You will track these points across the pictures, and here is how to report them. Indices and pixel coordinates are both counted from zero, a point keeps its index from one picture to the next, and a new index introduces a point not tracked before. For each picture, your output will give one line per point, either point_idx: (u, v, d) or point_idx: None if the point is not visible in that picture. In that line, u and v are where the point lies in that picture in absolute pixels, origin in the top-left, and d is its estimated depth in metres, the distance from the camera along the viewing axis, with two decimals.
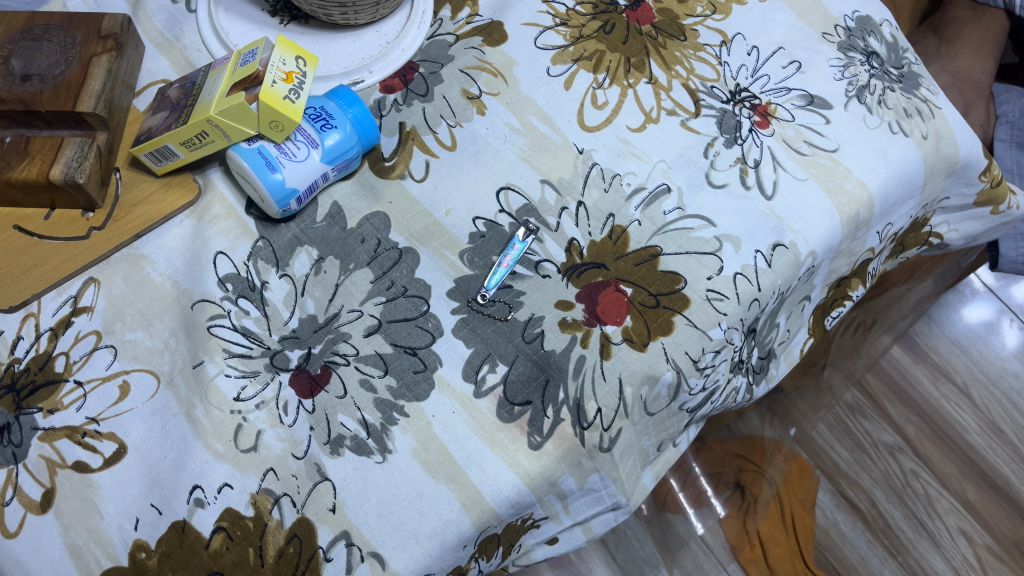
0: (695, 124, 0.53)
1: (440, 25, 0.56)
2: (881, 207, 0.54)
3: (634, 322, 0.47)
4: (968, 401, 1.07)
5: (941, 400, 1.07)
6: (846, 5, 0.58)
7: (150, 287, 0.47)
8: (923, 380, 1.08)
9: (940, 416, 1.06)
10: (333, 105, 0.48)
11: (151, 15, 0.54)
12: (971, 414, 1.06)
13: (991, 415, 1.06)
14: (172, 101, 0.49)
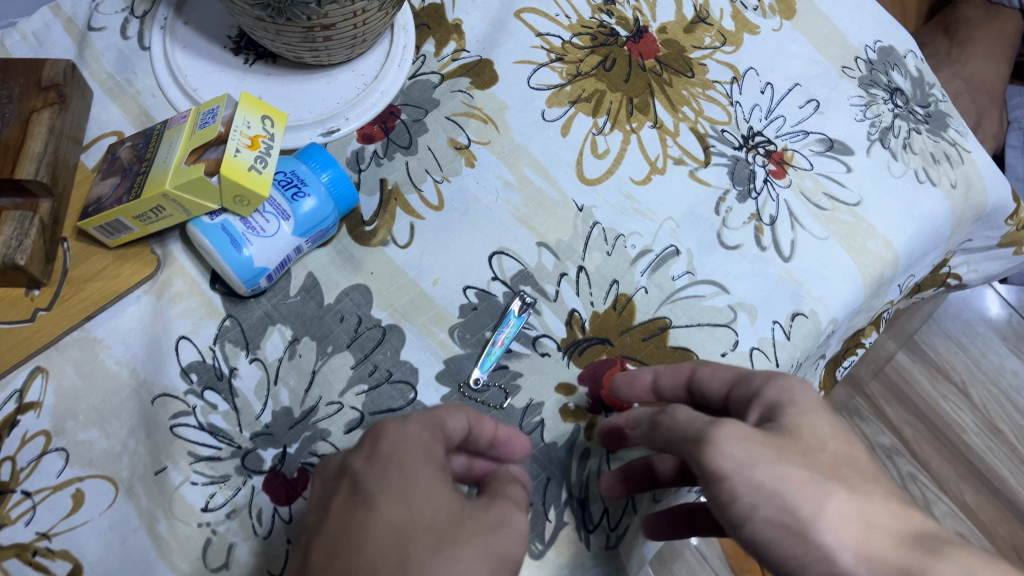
0: (705, 175, 0.48)
1: (423, 62, 0.50)
2: (906, 264, 0.49)
3: None
4: (967, 402, 0.99)
5: (940, 401, 0.99)
6: (868, 35, 0.54)
7: (105, 377, 0.42)
8: (923, 380, 1.00)
9: (938, 416, 0.98)
10: (305, 168, 0.43)
11: (100, 54, 0.49)
12: (970, 414, 0.99)
13: (990, 414, 0.99)
14: (123, 164, 0.43)
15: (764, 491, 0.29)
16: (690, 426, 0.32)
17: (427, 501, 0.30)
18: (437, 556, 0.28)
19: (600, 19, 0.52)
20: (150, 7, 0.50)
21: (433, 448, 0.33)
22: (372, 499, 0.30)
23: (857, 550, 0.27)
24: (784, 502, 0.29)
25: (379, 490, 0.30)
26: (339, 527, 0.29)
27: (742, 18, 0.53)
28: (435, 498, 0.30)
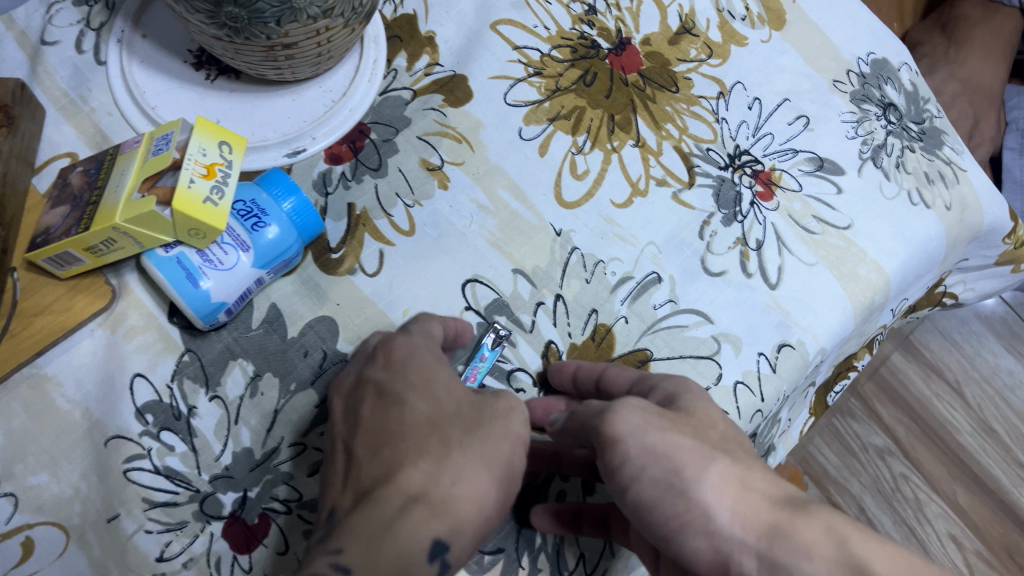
0: (689, 197, 0.46)
1: (394, 77, 0.48)
2: (897, 289, 0.48)
3: None
4: (960, 400, 0.88)
5: (933, 400, 0.88)
6: (861, 46, 0.51)
7: (56, 416, 0.39)
8: (912, 377, 0.89)
9: (931, 416, 0.87)
10: (266, 196, 0.41)
11: (53, 70, 0.46)
12: (962, 413, 0.87)
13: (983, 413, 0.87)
14: (74, 192, 0.41)
15: (655, 453, 0.31)
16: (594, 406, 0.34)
17: (449, 396, 0.36)
18: (469, 437, 0.34)
19: (581, 31, 0.50)
20: (107, 19, 0.48)
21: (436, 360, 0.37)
22: (400, 398, 0.35)
23: (733, 509, 0.29)
24: (672, 464, 0.30)
25: (407, 400, 0.35)
26: (380, 422, 0.35)
27: (730, 29, 0.51)
28: (448, 402, 0.35)
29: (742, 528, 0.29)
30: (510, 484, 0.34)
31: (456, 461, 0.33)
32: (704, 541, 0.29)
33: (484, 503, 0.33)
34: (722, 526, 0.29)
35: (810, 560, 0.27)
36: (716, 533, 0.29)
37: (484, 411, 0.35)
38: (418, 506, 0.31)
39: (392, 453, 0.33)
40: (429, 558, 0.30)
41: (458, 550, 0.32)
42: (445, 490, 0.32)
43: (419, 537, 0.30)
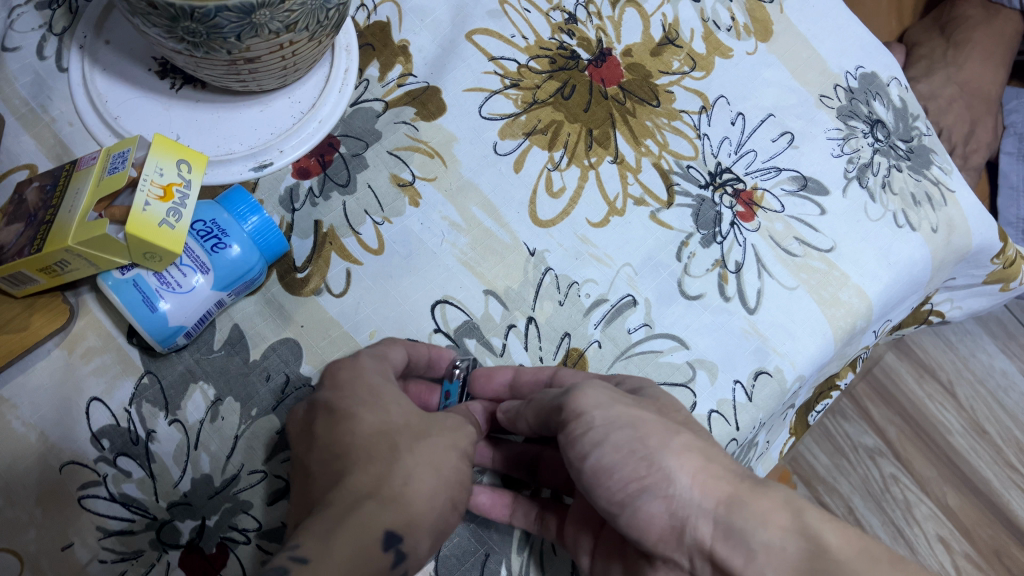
0: (667, 216, 0.45)
1: (366, 88, 0.46)
2: (880, 311, 0.46)
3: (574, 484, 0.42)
4: (953, 401, 0.84)
5: (926, 400, 0.84)
6: (850, 60, 0.50)
7: (11, 440, 0.38)
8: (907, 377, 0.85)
9: (924, 416, 0.83)
10: (227, 215, 0.40)
11: (14, 77, 0.45)
12: (956, 414, 0.83)
13: (976, 414, 0.83)
14: (30, 209, 0.40)
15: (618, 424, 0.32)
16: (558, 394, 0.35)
17: (397, 410, 0.35)
18: (417, 444, 0.33)
19: (560, 40, 0.48)
20: (69, 24, 0.46)
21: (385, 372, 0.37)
22: (349, 411, 0.34)
23: (694, 475, 0.30)
24: (635, 432, 0.31)
25: (353, 409, 0.34)
26: (330, 435, 0.34)
27: (715, 40, 0.49)
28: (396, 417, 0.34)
29: (701, 494, 0.29)
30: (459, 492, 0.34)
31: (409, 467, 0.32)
32: (661, 506, 0.30)
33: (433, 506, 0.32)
34: (681, 491, 0.30)
35: (767, 528, 0.28)
36: (674, 498, 0.30)
37: (439, 420, 0.35)
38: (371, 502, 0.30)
39: (342, 460, 0.32)
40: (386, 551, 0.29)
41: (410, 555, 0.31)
42: (397, 487, 0.31)
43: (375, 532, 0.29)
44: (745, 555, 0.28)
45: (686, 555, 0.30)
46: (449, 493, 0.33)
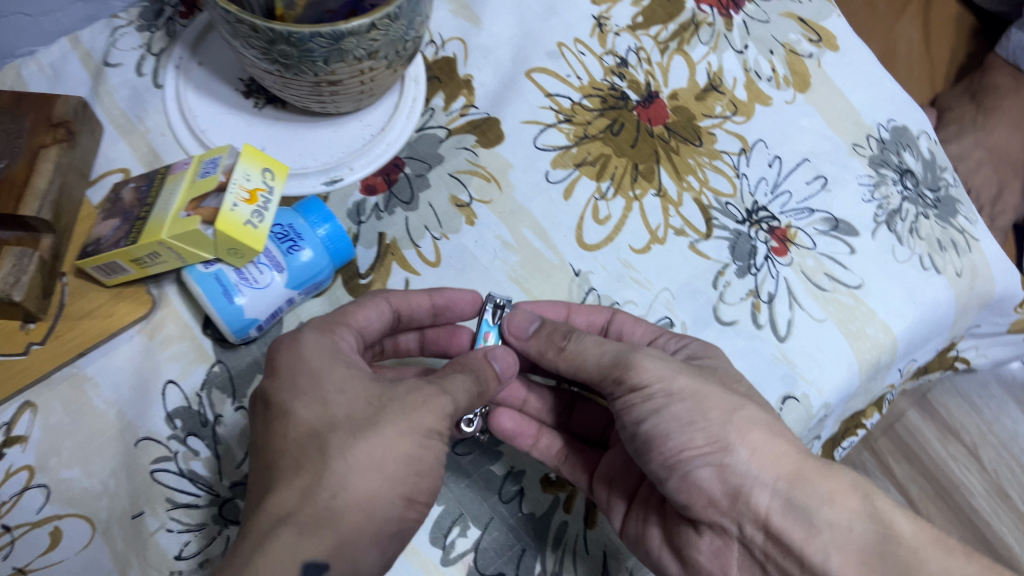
0: (705, 247, 0.48)
1: (431, 116, 0.50)
2: (904, 349, 0.49)
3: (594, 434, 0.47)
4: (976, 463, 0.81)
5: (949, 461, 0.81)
6: (882, 113, 0.53)
7: (91, 415, 0.42)
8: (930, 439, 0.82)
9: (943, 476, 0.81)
10: (303, 221, 0.43)
11: (113, 91, 0.49)
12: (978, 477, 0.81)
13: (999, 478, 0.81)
14: (125, 207, 0.44)
15: (677, 398, 0.36)
16: (601, 355, 0.39)
17: (339, 400, 0.33)
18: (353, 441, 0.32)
19: (612, 82, 0.52)
20: (166, 45, 0.51)
21: (337, 343, 0.37)
22: (286, 407, 0.33)
23: (753, 451, 0.34)
24: (696, 406, 0.36)
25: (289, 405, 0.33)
26: (268, 443, 0.33)
27: (756, 88, 0.53)
28: (343, 409, 0.33)
29: (759, 467, 0.34)
30: (416, 483, 0.33)
31: (344, 479, 0.31)
32: (711, 471, 0.35)
33: (380, 508, 0.32)
34: (738, 461, 0.34)
35: (830, 508, 0.33)
36: (728, 466, 0.34)
37: (405, 394, 0.34)
38: (285, 529, 0.30)
39: (272, 473, 0.32)
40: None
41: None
42: (324, 502, 0.31)
43: (290, 564, 0.29)
44: (807, 529, 0.32)
45: (736, 522, 0.35)
46: (397, 489, 0.33)
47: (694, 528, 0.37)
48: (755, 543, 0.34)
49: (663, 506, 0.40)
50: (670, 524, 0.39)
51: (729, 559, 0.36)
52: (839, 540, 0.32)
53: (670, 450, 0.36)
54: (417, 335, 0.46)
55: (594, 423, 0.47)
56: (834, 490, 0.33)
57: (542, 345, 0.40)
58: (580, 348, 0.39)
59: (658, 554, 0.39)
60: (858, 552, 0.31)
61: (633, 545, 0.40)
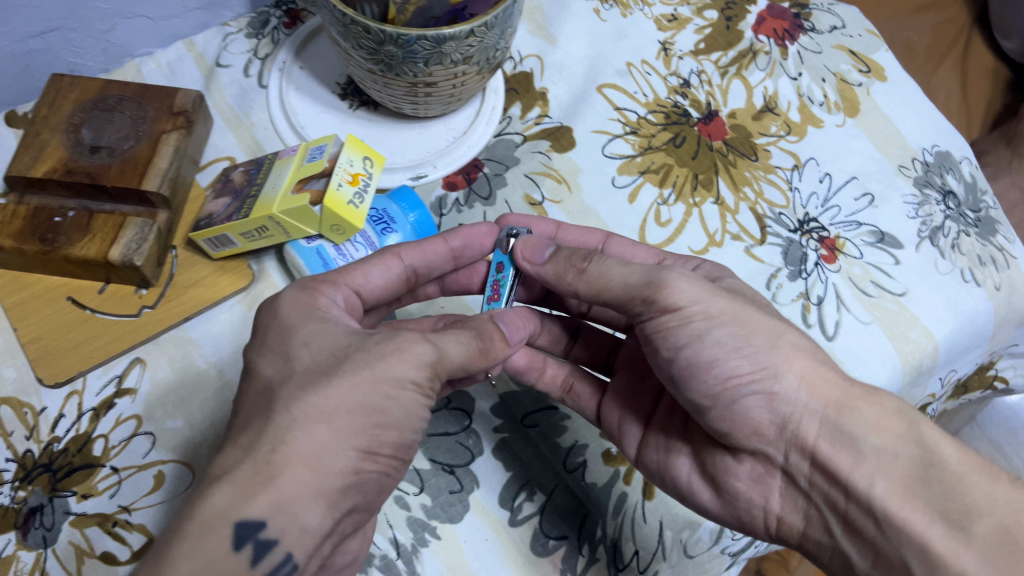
0: (759, 252, 0.52)
1: (508, 123, 0.55)
2: (946, 357, 0.52)
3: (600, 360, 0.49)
4: None
5: None
6: (926, 139, 0.57)
7: (194, 373, 0.47)
8: None
9: None
10: (395, 207, 0.48)
11: (223, 88, 0.55)
12: None
13: None
14: (235, 186, 0.48)
15: (718, 322, 0.37)
16: (625, 276, 0.38)
17: (303, 352, 0.34)
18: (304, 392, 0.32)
19: (675, 100, 0.57)
20: (271, 52, 0.57)
21: (317, 299, 0.37)
22: (254, 365, 0.35)
23: (801, 377, 0.37)
24: (738, 329, 0.37)
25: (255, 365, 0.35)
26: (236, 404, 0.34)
27: (808, 111, 0.57)
28: (304, 361, 0.34)
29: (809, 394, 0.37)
30: (378, 435, 0.33)
31: (287, 431, 0.30)
32: (761, 399, 0.37)
33: (325, 460, 0.31)
34: (786, 389, 0.37)
35: (878, 433, 0.35)
36: (777, 393, 0.37)
37: (376, 343, 0.34)
38: (221, 487, 0.29)
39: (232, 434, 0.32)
40: (236, 548, 0.28)
41: (288, 534, 0.29)
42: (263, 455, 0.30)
43: (220, 522, 0.28)
44: (855, 454, 0.35)
45: (782, 449, 0.38)
46: (348, 442, 0.32)
47: (733, 456, 0.40)
48: (800, 474, 0.37)
49: (688, 431, 0.43)
50: (699, 451, 0.42)
51: (769, 485, 0.39)
52: (884, 465, 0.34)
53: (714, 379, 0.37)
54: (438, 283, 0.48)
55: (599, 349, 0.49)
56: (880, 417, 0.36)
57: (561, 269, 0.40)
58: (602, 271, 0.39)
59: (688, 480, 0.42)
60: (902, 477, 0.34)
61: (658, 472, 0.43)
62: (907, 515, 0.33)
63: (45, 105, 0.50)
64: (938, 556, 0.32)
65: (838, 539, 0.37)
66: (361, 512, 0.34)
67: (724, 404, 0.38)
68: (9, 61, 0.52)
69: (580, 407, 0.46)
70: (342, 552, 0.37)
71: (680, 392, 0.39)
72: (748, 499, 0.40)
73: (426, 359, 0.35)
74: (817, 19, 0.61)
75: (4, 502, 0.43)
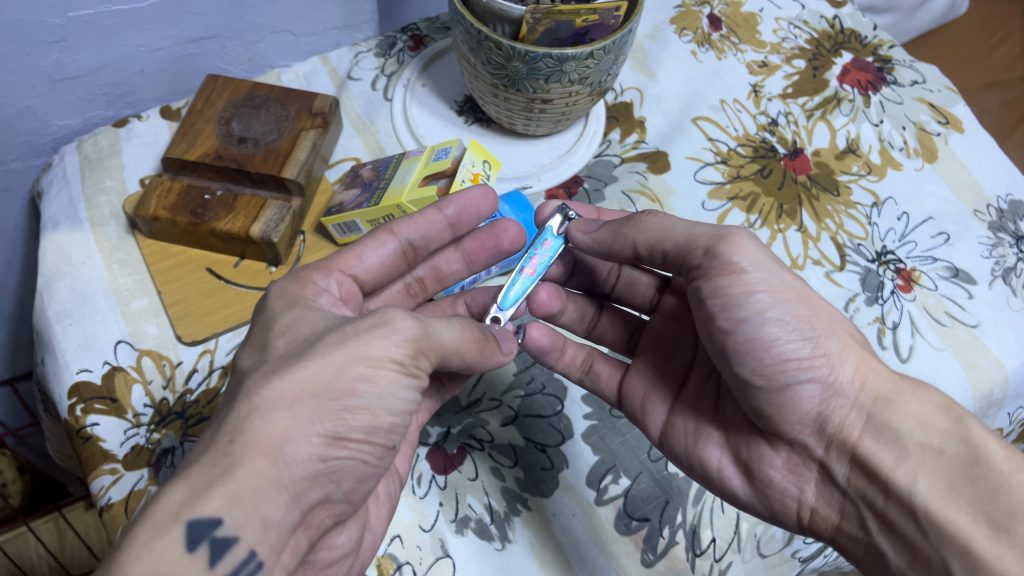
0: (839, 277, 0.55)
1: (608, 146, 0.60)
2: (1017, 391, 0.53)
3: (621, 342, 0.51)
4: None
5: None
6: (1001, 187, 0.60)
7: None
8: None
9: None
10: (507, 208, 0.53)
11: (354, 98, 0.61)
12: None
13: None
14: (365, 180, 0.54)
15: (783, 298, 0.36)
16: (690, 227, 0.39)
17: (281, 341, 0.33)
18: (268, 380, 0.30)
19: (763, 137, 0.61)
20: (396, 70, 0.63)
21: (307, 290, 0.37)
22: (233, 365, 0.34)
23: (857, 368, 0.36)
24: (807, 312, 0.36)
25: (240, 359, 0.34)
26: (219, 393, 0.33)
27: (889, 155, 0.61)
28: (279, 348, 0.32)
29: (860, 387, 0.36)
30: (346, 420, 0.30)
31: (243, 423, 0.29)
32: (815, 390, 0.36)
33: (286, 449, 0.29)
34: (841, 380, 0.36)
35: (926, 432, 0.34)
36: (833, 384, 0.36)
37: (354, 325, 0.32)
38: (179, 485, 0.27)
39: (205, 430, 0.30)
40: (190, 549, 0.26)
41: (248, 529, 0.27)
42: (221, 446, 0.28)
43: (171, 522, 0.26)
44: (899, 453, 0.34)
45: (823, 442, 0.37)
46: (313, 427, 0.29)
47: (770, 445, 0.39)
48: (838, 468, 0.37)
49: (716, 415, 0.43)
50: (733, 438, 0.41)
51: (805, 477, 0.38)
52: (928, 463, 0.33)
53: (771, 358, 0.36)
54: (460, 251, 0.48)
55: (620, 332, 0.51)
56: (926, 413, 0.35)
57: (617, 227, 0.42)
58: (663, 223, 0.40)
59: (719, 467, 0.42)
60: (945, 475, 0.33)
61: (685, 456, 0.43)
62: (949, 513, 0.32)
63: (201, 101, 0.57)
64: (980, 557, 0.30)
65: (873, 534, 0.36)
66: (335, 504, 0.32)
67: (777, 386, 0.37)
68: (171, 62, 0.59)
69: (601, 387, 0.48)
70: (327, 547, 0.35)
71: (728, 364, 0.38)
72: (782, 489, 0.39)
73: (407, 336, 0.32)
74: (899, 74, 0.66)
75: (141, 442, 0.47)
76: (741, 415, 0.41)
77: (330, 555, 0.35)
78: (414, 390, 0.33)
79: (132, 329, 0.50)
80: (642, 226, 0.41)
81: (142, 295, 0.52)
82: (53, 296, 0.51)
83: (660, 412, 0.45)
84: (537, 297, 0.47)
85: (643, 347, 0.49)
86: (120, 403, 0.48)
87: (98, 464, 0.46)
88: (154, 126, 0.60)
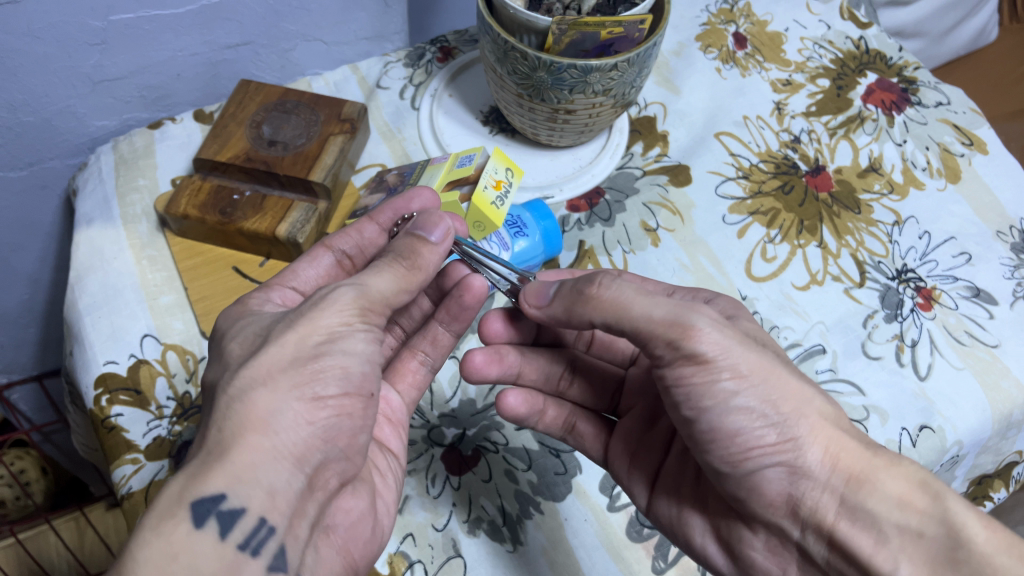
0: (858, 293, 0.55)
1: (630, 159, 0.61)
2: None
3: (604, 401, 0.49)
4: None
5: None
6: None
7: None
8: None
9: None
10: (528, 216, 0.54)
11: (382, 106, 0.63)
12: None
13: None
14: (389, 184, 0.55)
15: (747, 384, 0.33)
16: (646, 308, 0.34)
17: (232, 345, 0.33)
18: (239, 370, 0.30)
19: (785, 153, 0.62)
20: (424, 80, 0.64)
21: (247, 305, 0.38)
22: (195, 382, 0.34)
23: (826, 450, 0.33)
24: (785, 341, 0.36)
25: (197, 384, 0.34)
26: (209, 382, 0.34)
27: (911, 174, 0.61)
28: (233, 353, 0.33)
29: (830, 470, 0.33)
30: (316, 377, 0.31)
31: (226, 411, 0.29)
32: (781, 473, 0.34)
33: (274, 421, 0.29)
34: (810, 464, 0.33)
35: (905, 512, 0.32)
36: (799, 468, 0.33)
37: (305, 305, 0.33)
38: (177, 475, 0.28)
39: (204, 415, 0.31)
40: (198, 526, 0.26)
41: (255, 499, 0.28)
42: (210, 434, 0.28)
43: (176, 506, 0.27)
44: (876, 537, 0.32)
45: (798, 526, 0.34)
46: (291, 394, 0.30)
47: (749, 527, 0.37)
48: (816, 550, 0.34)
49: (696, 492, 0.41)
50: (713, 517, 0.40)
51: (786, 558, 0.36)
52: (908, 547, 0.31)
53: (736, 448, 0.34)
54: None
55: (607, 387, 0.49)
56: (902, 492, 0.32)
57: (568, 304, 0.37)
58: (615, 298, 0.35)
59: (703, 546, 0.40)
60: (928, 561, 0.31)
61: (670, 532, 0.42)
62: None
63: (234, 104, 0.58)
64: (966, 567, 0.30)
65: None
66: (338, 462, 0.32)
67: (744, 472, 0.34)
68: (206, 66, 0.60)
69: (585, 446, 0.47)
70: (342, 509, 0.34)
71: (698, 450, 0.36)
72: (766, 571, 0.37)
73: (346, 301, 0.33)
74: (924, 95, 0.66)
75: (163, 433, 0.48)
76: (720, 497, 0.39)
77: (345, 517, 0.34)
78: (373, 341, 0.34)
79: (159, 324, 0.52)
80: (594, 305, 0.35)
81: (170, 291, 0.53)
82: (84, 289, 0.52)
83: (642, 482, 0.44)
84: (473, 360, 0.44)
85: (632, 406, 0.48)
86: (144, 394, 0.49)
87: (121, 454, 0.47)
88: (187, 128, 0.61)
